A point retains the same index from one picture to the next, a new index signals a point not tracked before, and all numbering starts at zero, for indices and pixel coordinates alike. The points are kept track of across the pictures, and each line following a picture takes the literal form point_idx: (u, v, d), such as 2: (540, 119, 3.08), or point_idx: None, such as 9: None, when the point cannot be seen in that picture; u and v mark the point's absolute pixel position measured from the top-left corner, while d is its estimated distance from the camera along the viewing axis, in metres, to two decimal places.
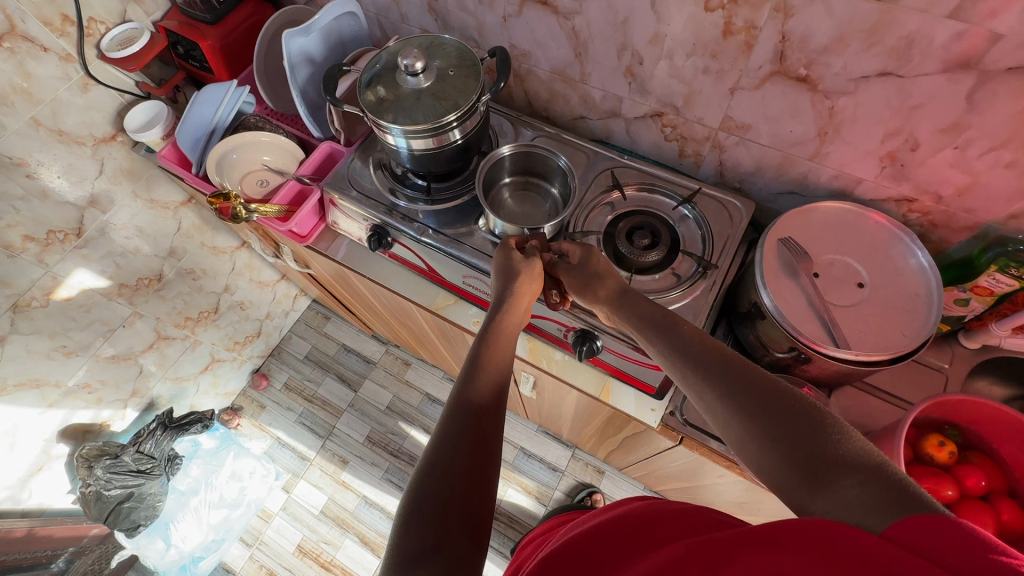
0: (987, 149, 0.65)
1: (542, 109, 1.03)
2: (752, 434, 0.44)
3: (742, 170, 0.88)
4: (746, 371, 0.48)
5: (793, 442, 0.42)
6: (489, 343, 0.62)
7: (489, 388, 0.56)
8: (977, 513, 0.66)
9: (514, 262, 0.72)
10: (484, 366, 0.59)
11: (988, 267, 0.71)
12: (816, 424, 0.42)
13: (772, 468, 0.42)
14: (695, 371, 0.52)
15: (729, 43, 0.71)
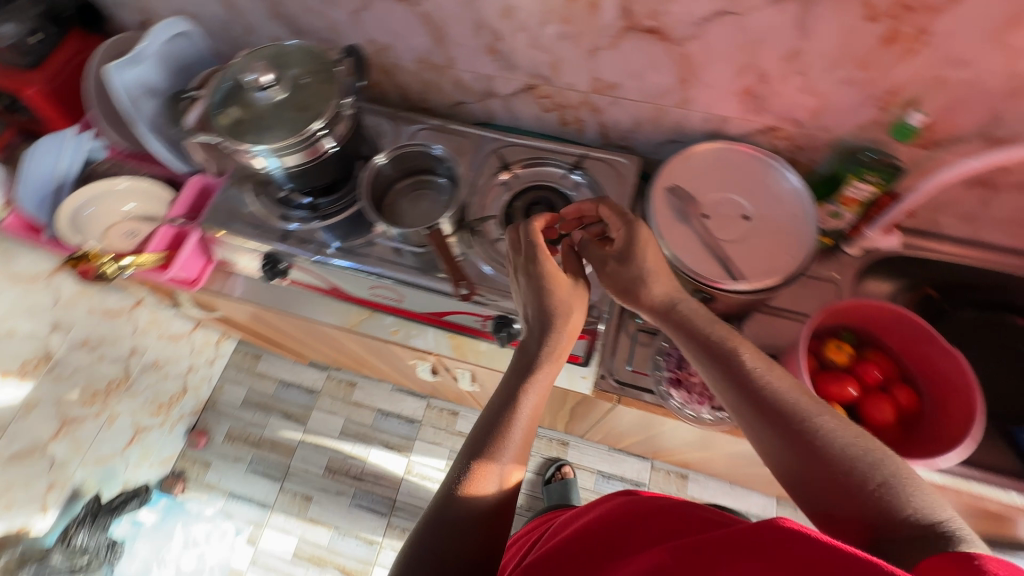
0: (826, 70, 0.69)
1: (420, 101, 1.00)
2: (803, 465, 0.48)
3: (623, 128, 0.90)
4: (802, 408, 0.50)
5: (848, 483, 0.45)
6: (521, 395, 0.60)
7: (512, 452, 0.57)
8: (877, 403, 0.72)
9: (544, 266, 0.64)
10: (512, 425, 0.58)
11: (849, 177, 0.76)
12: (870, 467, 0.45)
13: (815, 495, 0.47)
14: (743, 399, 0.53)
15: (576, 6, 0.71)
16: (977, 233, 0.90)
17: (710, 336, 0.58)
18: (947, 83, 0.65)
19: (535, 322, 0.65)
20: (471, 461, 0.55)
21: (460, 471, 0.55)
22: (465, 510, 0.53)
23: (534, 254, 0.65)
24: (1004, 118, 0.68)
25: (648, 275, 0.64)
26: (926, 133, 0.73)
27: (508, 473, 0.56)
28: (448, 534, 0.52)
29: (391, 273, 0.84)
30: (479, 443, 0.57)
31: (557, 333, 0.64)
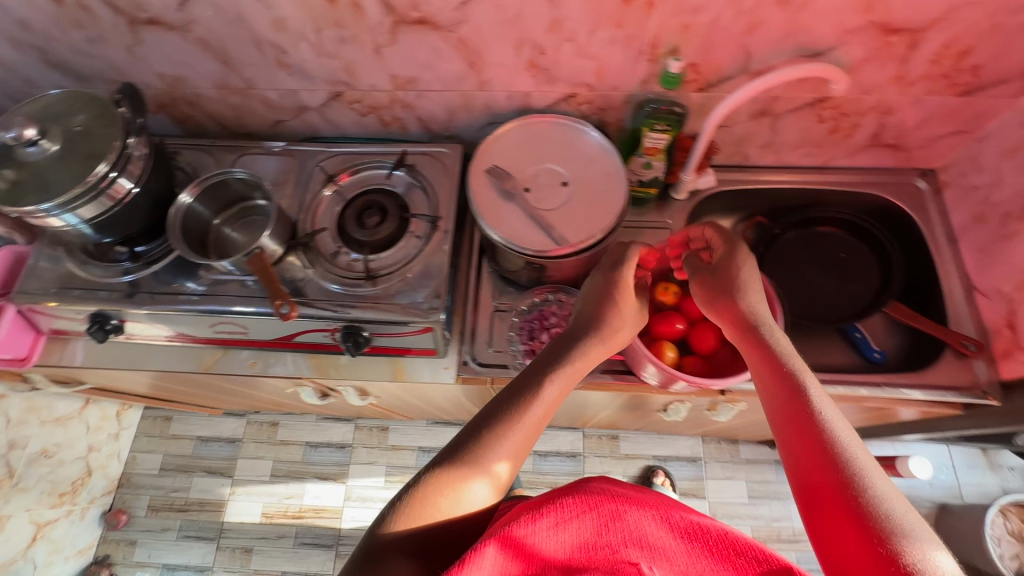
0: (589, 33, 0.72)
1: (239, 126, 0.97)
2: (814, 480, 0.47)
3: (441, 118, 0.91)
4: (845, 430, 0.49)
5: (859, 510, 0.43)
6: (541, 387, 0.58)
7: (512, 456, 0.55)
8: (702, 332, 0.79)
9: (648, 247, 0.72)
10: (517, 418, 0.55)
11: (644, 130, 0.82)
12: (894, 511, 0.43)
13: (822, 518, 0.45)
14: (775, 398, 0.54)
15: (340, 9, 0.71)
16: (783, 158, 0.97)
17: (773, 343, 0.58)
18: (693, 28, 0.70)
19: (575, 328, 0.65)
20: (482, 431, 0.54)
21: (469, 434, 0.55)
22: (457, 476, 0.51)
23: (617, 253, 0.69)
24: (753, 52, 0.73)
25: (724, 280, 0.66)
26: (697, 76, 0.78)
27: (505, 465, 0.54)
28: (430, 485, 0.51)
29: (225, 306, 0.81)
30: (489, 418, 0.55)
31: (593, 337, 0.64)
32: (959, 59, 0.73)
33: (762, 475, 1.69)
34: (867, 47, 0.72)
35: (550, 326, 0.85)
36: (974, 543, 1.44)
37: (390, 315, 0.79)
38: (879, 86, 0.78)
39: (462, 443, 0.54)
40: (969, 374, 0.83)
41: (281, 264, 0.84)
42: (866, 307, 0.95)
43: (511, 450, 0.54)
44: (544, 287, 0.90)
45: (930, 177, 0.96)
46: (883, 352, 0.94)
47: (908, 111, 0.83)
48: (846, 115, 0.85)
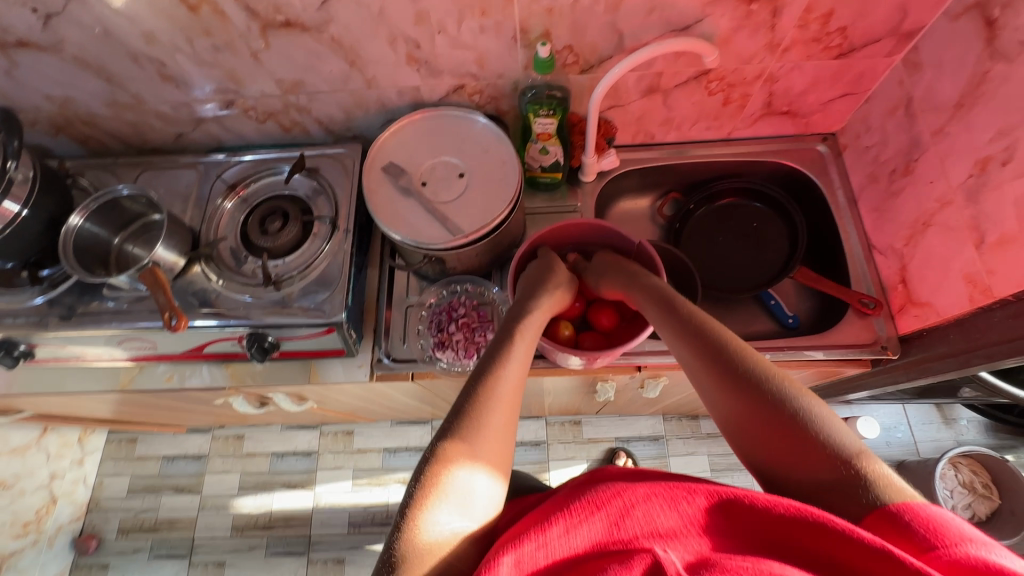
0: (457, 24, 0.73)
1: (142, 142, 0.97)
2: (732, 399, 0.52)
3: (339, 119, 0.91)
4: (737, 345, 0.55)
5: (774, 411, 0.49)
6: (507, 359, 0.59)
7: (505, 426, 0.54)
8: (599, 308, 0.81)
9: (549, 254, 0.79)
10: (499, 392, 0.55)
11: (530, 117, 0.82)
12: (796, 396, 0.49)
13: (750, 427, 0.50)
14: (680, 334, 0.59)
15: (205, 17, 0.71)
16: (686, 133, 0.98)
17: (661, 289, 0.65)
18: (557, 10, 0.71)
19: (515, 310, 0.68)
20: (466, 412, 0.53)
21: (455, 417, 0.53)
22: (456, 453, 0.50)
23: (547, 263, 0.76)
24: (622, 30, 0.74)
25: (614, 263, 0.74)
26: (575, 58, 0.79)
27: (500, 434, 0.53)
28: (435, 469, 0.49)
29: (130, 323, 0.81)
30: (468, 399, 0.55)
31: (538, 312, 0.68)
32: (825, 22, 0.74)
33: (723, 449, 1.71)
34: (731, 17, 0.73)
35: (458, 317, 0.85)
36: (928, 498, 1.47)
37: (293, 318, 0.79)
38: (756, 54, 0.79)
39: (450, 424, 0.52)
40: (870, 331, 0.84)
41: (185, 277, 0.85)
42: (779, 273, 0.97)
43: (503, 424, 0.54)
44: (454, 280, 0.91)
45: (831, 141, 0.97)
46: (796, 317, 0.95)
47: (792, 77, 0.84)
48: (733, 86, 0.86)
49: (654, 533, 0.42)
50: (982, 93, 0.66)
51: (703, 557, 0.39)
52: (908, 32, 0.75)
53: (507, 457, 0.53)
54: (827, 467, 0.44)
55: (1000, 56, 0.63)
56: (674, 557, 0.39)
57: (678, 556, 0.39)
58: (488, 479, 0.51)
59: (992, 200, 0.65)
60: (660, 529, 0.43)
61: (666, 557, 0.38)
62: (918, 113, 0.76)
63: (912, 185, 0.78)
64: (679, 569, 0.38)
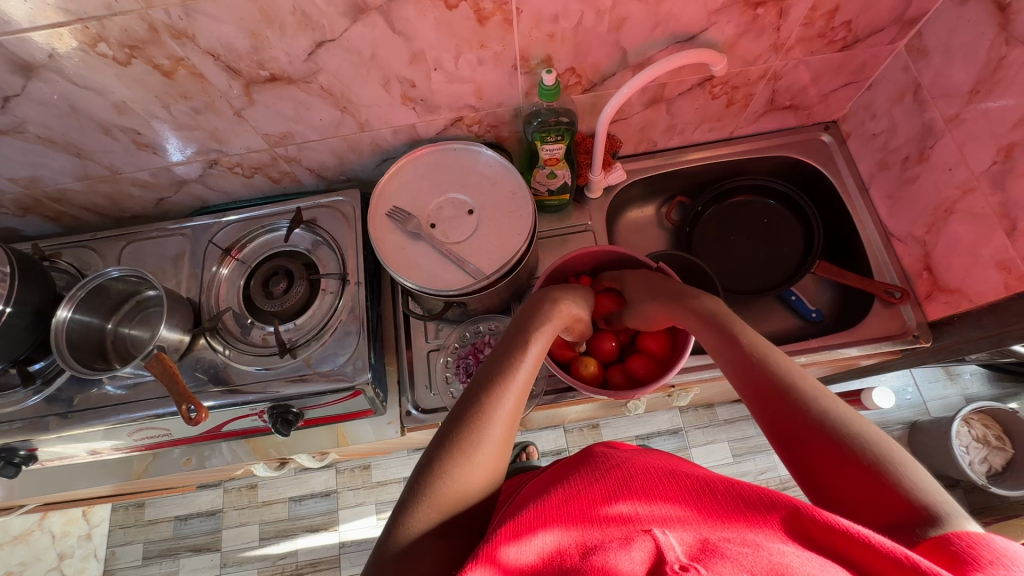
0: (454, 59, 0.68)
1: (120, 211, 0.90)
2: (794, 436, 0.47)
3: (331, 165, 0.87)
4: (807, 380, 0.50)
5: (844, 453, 0.44)
6: (516, 369, 0.58)
7: (501, 443, 0.54)
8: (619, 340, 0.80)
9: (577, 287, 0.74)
10: (503, 389, 0.56)
11: (537, 144, 0.78)
12: (868, 437, 0.44)
13: (813, 466, 0.45)
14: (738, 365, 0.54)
15: (182, 81, 0.66)
16: (689, 137, 0.96)
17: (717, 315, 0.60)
18: (558, 35, 0.67)
19: (525, 315, 0.66)
20: (465, 422, 0.54)
21: (454, 428, 0.53)
22: (453, 462, 0.51)
23: (551, 295, 0.70)
24: (627, 47, 0.71)
25: (660, 290, 0.69)
26: (578, 79, 0.75)
27: (495, 448, 0.53)
28: (430, 479, 0.50)
29: (138, 413, 0.76)
30: (467, 412, 0.55)
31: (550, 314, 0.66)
32: (830, 18, 0.72)
33: (741, 433, 1.72)
34: (737, 24, 0.70)
35: (485, 359, 0.82)
36: (945, 456, 1.50)
37: (314, 387, 0.75)
38: (760, 56, 0.77)
39: (449, 437, 0.53)
40: (899, 321, 0.84)
41: (194, 354, 0.80)
42: (797, 269, 0.96)
43: (509, 417, 0.55)
44: (474, 319, 0.87)
45: (834, 129, 0.96)
46: (819, 311, 0.95)
47: (795, 73, 0.82)
48: (737, 88, 0.84)
49: (649, 517, 0.45)
50: (1000, 78, 0.65)
51: (700, 539, 0.41)
52: (912, 19, 0.74)
53: (507, 452, 0.55)
54: (896, 512, 0.40)
55: (1018, 40, 0.62)
56: (673, 540, 0.41)
57: (677, 540, 0.42)
58: (485, 477, 0.52)
59: (1020, 187, 0.65)
60: (655, 517, 0.45)
61: (665, 543, 0.41)
62: (928, 100, 0.75)
63: (929, 172, 0.77)
64: (676, 554, 0.40)
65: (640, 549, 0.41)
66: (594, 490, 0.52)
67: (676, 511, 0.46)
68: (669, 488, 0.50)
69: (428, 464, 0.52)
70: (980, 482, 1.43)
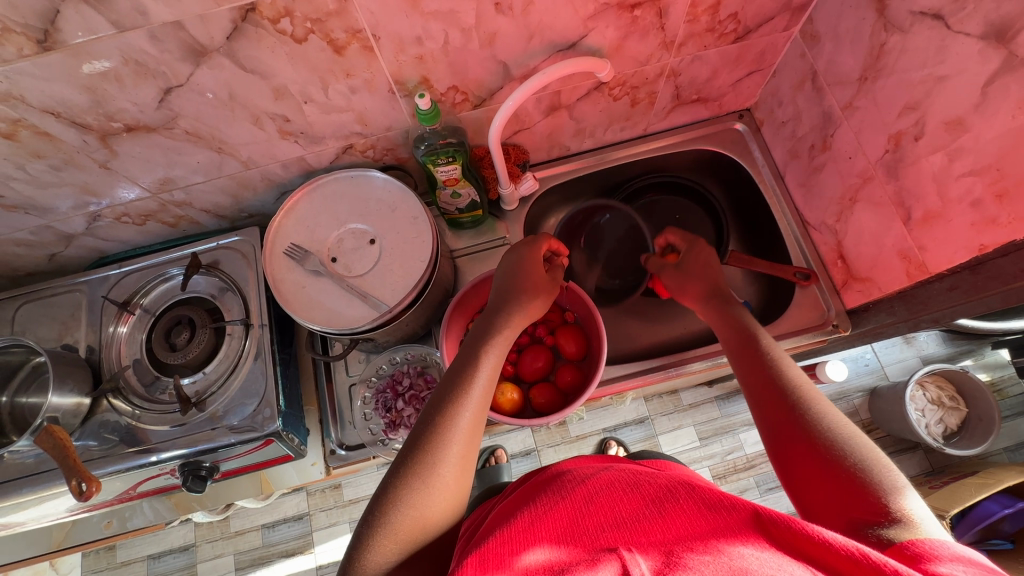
0: (323, 91, 0.65)
1: (13, 271, 0.86)
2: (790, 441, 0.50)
3: (227, 204, 0.83)
4: (813, 394, 0.53)
5: (831, 458, 0.47)
6: (470, 384, 0.58)
7: (461, 466, 0.54)
8: (538, 355, 0.76)
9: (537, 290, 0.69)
10: (459, 403, 0.56)
11: (430, 167, 0.74)
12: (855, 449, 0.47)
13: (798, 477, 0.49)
14: (749, 368, 0.59)
15: (28, 141, 0.61)
16: (602, 138, 0.93)
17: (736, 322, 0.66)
18: (427, 56, 0.64)
19: (482, 324, 0.66)
20: (424, 446, 0.53)
21: (411, 453, 0.53)
22: (408, 493, 0.50)
23: (510, 293, 0.68)
24: (506, 60, 0.68)
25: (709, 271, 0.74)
26: (463, 96, 0.72)
27: (454, 471, 0.53)
28: (389, 508, 0.50)
29: (43, 486, 0.73)
30: (425, 432, 0.54)
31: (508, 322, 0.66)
32: (714, 12, 0.69)
33: (706, 416, 1.73)
34: (617, 27, 0.67)
35: (404, 391, 0.81)
36: (902, 421, 1.52)
37: (222, 440, 0.73)
38: (652, 55, 0.74)
39: (406, 463, 0.52)
40: (818, 311, 0.83)
41: (95, 417, 0.77)
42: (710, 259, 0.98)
43: (469, 428, 0.56)
44: (392, 350, 0.86)
45: (747, 117, 0.94)
46: (747, 303, 0.93)
47: (694, 68, 0.80)
48: (637, 87, 0.81)
49: (619, 535, 0.45)
50: (883, 65, 0.63)
51: (663, 552, 0.41)
52: (800, 5, 0.71)
53: (469, 474, 0.55)
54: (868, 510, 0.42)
55: (894, 26, 0.60)
56: (640, 560, 0.40)
57: (644, 559, 0.40)
58: (445, 502, 0.52)
59: (912, 175, 0.63)
60: (625, 530, 0.45)
61: (631, 562, 0.40)
62: (825, 87, 0.74)
63: (833, 161, 0.76)
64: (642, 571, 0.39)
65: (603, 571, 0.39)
66: (553, 517, 0.50)
67: (642, 521, 0.46)
68: (633, 498, 0.51)
69: (385, 491, 0.51)
70: (935, 445, 1.45)
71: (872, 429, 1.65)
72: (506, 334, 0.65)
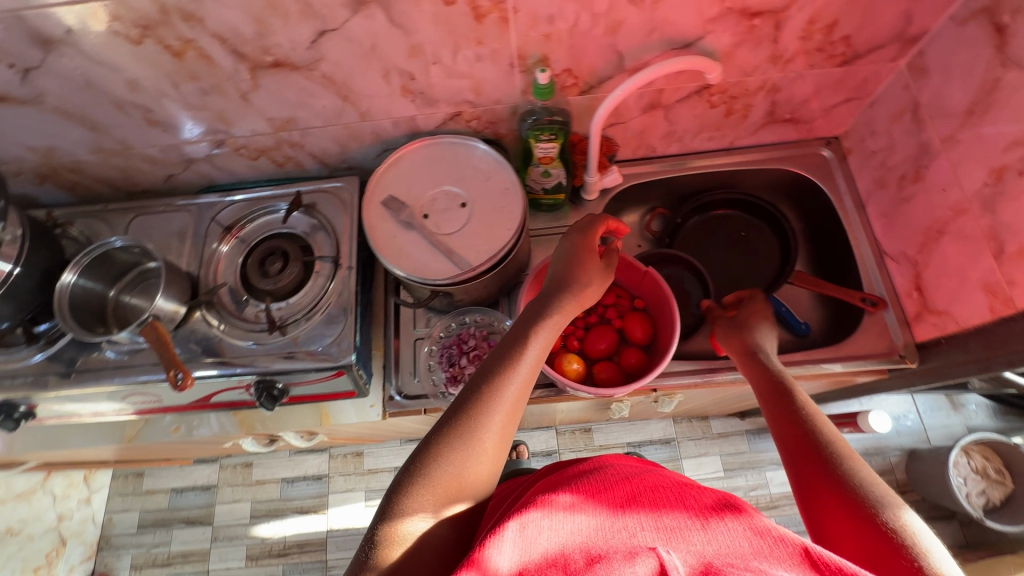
0: (453, 54, 0.70)
1: (132, 186, 0.94)
2: (824, 489, 0.49)
3: (333, 152, 0.89)
4: (849, 453, 0.51)
5: (868, 513, 0.45)
6: (519, 363, 0.59)
7: (500, 438, 0.55)
8: (604, 335, 0.79)
9: (588, 272, 0.70)
10: (506, 379, 0.57)
11: (532, 142, 0.81)
12: (894, 505, 0.45)
13: (828, 522, 0.48)
14: (789, 416, 0.58)
15: (190, 62, 0.69)
16: (688, 145, 0.96)
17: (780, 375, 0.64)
18: (554, 36, 0.69)
19: (537, 305, 0.67)
20: (470, 412, 0.54)
21: (455, 417, 0.54)
22: (450, 452, 0.52)
23: (566, 276, 0.69)
24: (622, 51, 0.72)
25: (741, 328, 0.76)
26: (574, 80, 0.77)
27: (495, 439, 0.54)
28: (428, 463, 0.51)
29: (133, 378, 0.78)
30: (471, 397, 0.56)
31: (561, 311, 0.66)
32: (828, 32, 0.72)
33: (734, 448, 1.71)
34: (734, 33, 0.71)
35: (469, 350, 0.84)
36: (940, 486, 1.47)
37: (299, 364, 0.78)
38: (758, 67, 0.77)
39: (451, 424, 0.54)
40: (887, 339, 0.83)
41: (187, 324, 0.83)
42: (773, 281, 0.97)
43: (512, 403, 0.56)
44: (459, 311, 0.89)
45: (835, 145, 0.96)
46: (808, 324, 0.93)
47: (794, 86, 0.82)
48: (736, 98, 0.84)
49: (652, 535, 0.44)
50: (994, 100, 0.65)
51: (702, 561, 0.40)
52: (913, 37, 0.74)
53: (507, 446, 0.56)
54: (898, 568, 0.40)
55: (1012, 63, 0.62)
56: (675, 560, 0.40)
57: (680, 559, 0.40)
58: (483, 471, 0.53)
59: (1010, 210, 0.64)
60: (659, 532, 0.44)
61: (669, 561, 0.39)
62: (926, 119, 0.75)
63: (923, 192, 0.77)
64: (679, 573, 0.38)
65: (644, 563, 0.39)
66: (607, 492, 0.51)
67: (679, 527, 0.45)
68: (676, 501, 0.49)
69: (428, 447, 0.53)
70: (975, 515, 1.39)
71: (906, 491, 1.59)
72: (557, 317, 0.65)
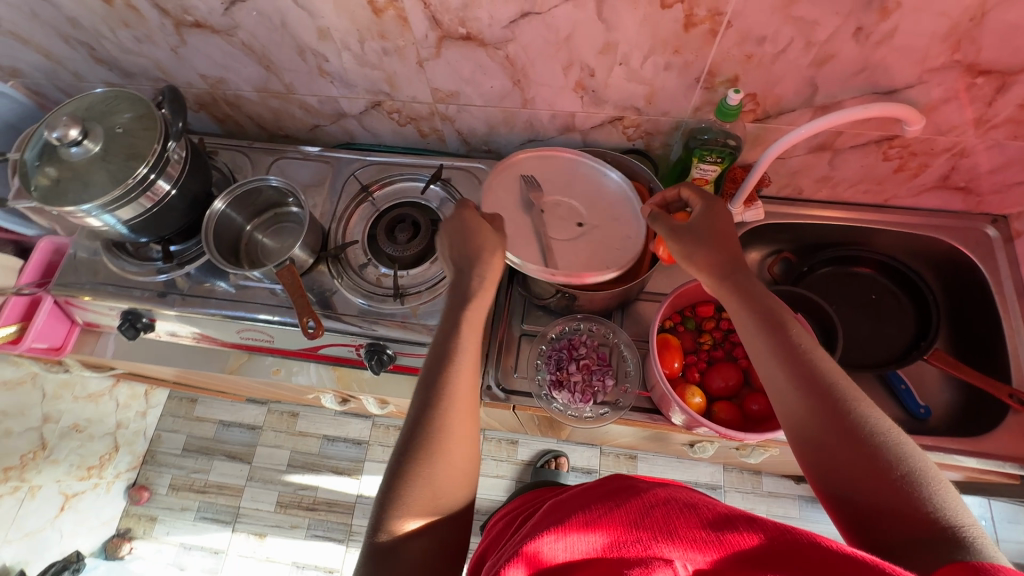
0: (643, 58, 0.68)
1: (277, 128, 0.97)
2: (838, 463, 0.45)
3: (479, 132, 0.89)
4: (851, 394, 0.47)
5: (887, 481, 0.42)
6: (453, 358, 0.57)
7: (462, 449, 0.54)
8: (728, 373, 0.76)
9: (486, 249, 0.63)
10: (448, 374, 0.55)
11: (693, 160, 0.76)
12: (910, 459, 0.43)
13: (849, 494, 0.44)
14: (786, 367, 0.50)
15: (385, 21, 0.69)
16: (840, 193, 0.91)
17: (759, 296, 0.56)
18: (756, 58, 0.66)
19: (458, 279, 0.63)
20: (422, 428, 0.53)
21: (410, 439, 0.53)
22: (413, 473, 0.50)
23: (464, 246, 0.64)
24: (820, 85, 0.68)
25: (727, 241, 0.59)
26: (754, 106, 0.73)
27: (460, 442, 0.54)
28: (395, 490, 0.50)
29: (254, 314, 0.79)
30: (425, 409, 0.54)
31: (481, 289, 0.62)
32: None
33: (783, 510, 1.62)
34: (947, 88, 0.66)
35: (579, 357, 0.82)
36: None
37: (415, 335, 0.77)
38: (957, 127, 0.72)
39: (408, 446, 0.52)
40: None
41: (310, 273, 0.84)
42: (903, 354, 0.90)
43: (461, 392, 0.55)
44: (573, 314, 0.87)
45: (1001, 224, 0.89)
46: (928, 408, 0.85)
47: (984, 154, 0.76)
48: (915, 155, 0.79)
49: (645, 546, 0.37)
50: None
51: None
52: None
53: (470, 435, 0.56)
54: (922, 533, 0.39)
55: None
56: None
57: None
58: (449, 478, 0.52)
59: None
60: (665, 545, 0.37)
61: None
62: None
63: None
64: None
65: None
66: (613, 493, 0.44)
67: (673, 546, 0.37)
68: (681, 517, 0.39)
69: (393, 477, 0.51)
70: None
71: None
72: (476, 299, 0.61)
